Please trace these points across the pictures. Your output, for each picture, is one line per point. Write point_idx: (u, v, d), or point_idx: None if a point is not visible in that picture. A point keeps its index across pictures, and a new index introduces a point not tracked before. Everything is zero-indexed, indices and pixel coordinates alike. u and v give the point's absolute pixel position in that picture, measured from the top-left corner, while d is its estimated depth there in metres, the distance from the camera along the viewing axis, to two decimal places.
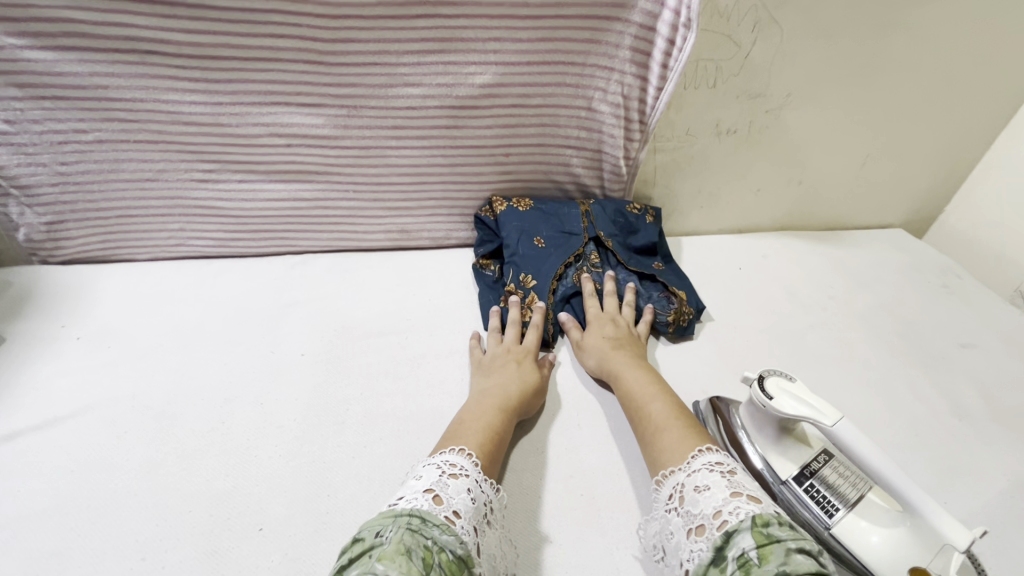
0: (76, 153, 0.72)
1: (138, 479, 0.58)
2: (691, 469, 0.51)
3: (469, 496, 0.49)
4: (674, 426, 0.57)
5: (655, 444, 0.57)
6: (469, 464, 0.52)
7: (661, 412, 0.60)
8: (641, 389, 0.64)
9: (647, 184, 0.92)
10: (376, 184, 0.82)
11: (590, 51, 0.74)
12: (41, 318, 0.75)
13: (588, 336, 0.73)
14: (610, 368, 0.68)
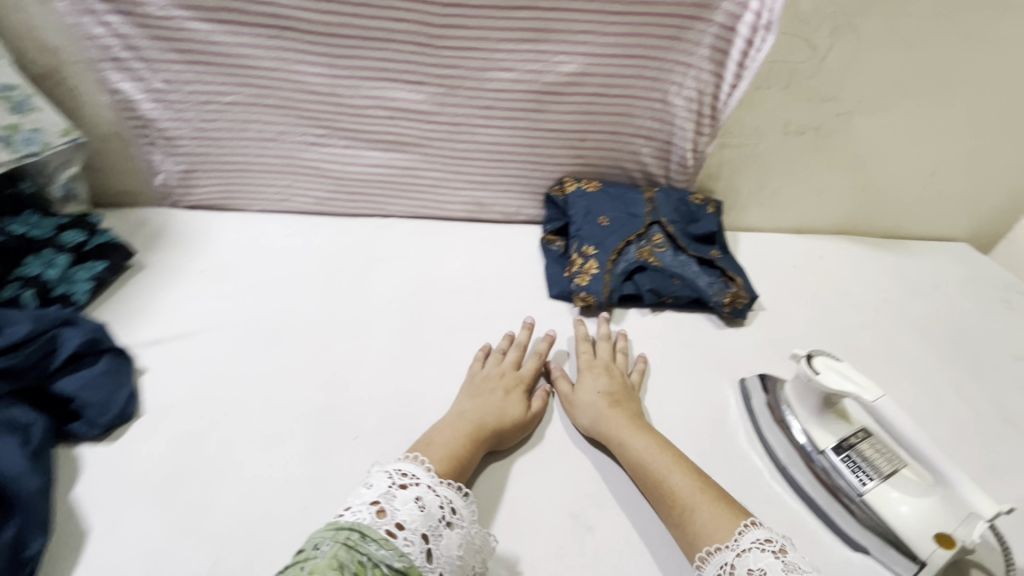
0: (215, 112, 0.84)
1: (250, 390, 0.68)
2: (740, 548, 0.50)
3: (415, 506, 0.50)
4: (705, 501, 0.55)
5: (690, 520, 0.55)
6: (422, 474, 0.53)
7: (685, 486, 0.57)
8: (654, 459, 0.61)
9: (711, 178, 0.97)
10: (461, 159, 0.91)
11: (671, 47, 0.79)
12: (173, 252, 0.87)
13: (581, 390, 0.69)
14: (611, 429, 0.64)
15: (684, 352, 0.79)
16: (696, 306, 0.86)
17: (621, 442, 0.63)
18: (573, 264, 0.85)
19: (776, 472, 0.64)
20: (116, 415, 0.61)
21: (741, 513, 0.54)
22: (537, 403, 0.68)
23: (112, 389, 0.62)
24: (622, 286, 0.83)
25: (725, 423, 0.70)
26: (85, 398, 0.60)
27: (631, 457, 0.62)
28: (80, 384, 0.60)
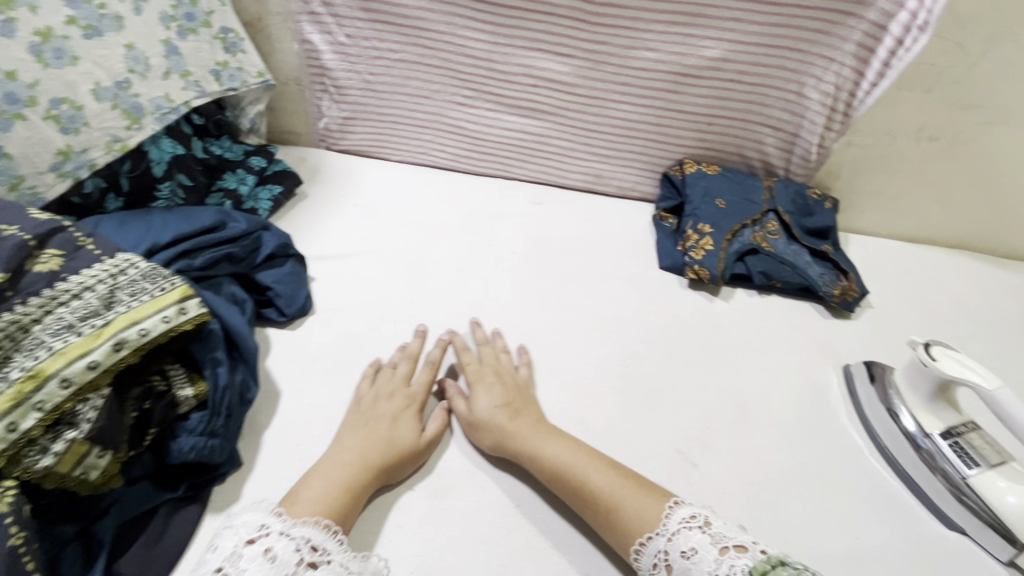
0: (383, 67, 0.95)
1: (391, 311, 0.78)
2: (671, 534, 0.53)
3: (266, 559, 0.47)
4: (628, 492, 0.57)
5: (617, 519, 0.56)
6: (273, 520, 0.51)
7: (606, 482, 0.59)
8: (569, 462, 0.61)
9: (831, 176, 0.98)
10: (591, 131, 0.98)
11: (817, 40, 0.82)
12: (329, 187, 1.00)
13: (478, 407, 0.66)
14: (517, 442, 0.63)
15: (790, 334, 0.82)
16: (803, 294, 0.88)
17: (534, 453, 0.62)
18: (688, 240, 0.89)
19: (875, 450, 0.68)
20: (296, 309, 0.73)
21: (661, 494, 0.57)
22: (430, 427, 0.65)
23: (294, 287, 0.74)
24: (733, 266, 0.87)
25: (827, 402, 0.73)
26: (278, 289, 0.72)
27: (543, 465, 0.61)
28: (275, 277, 0.73)
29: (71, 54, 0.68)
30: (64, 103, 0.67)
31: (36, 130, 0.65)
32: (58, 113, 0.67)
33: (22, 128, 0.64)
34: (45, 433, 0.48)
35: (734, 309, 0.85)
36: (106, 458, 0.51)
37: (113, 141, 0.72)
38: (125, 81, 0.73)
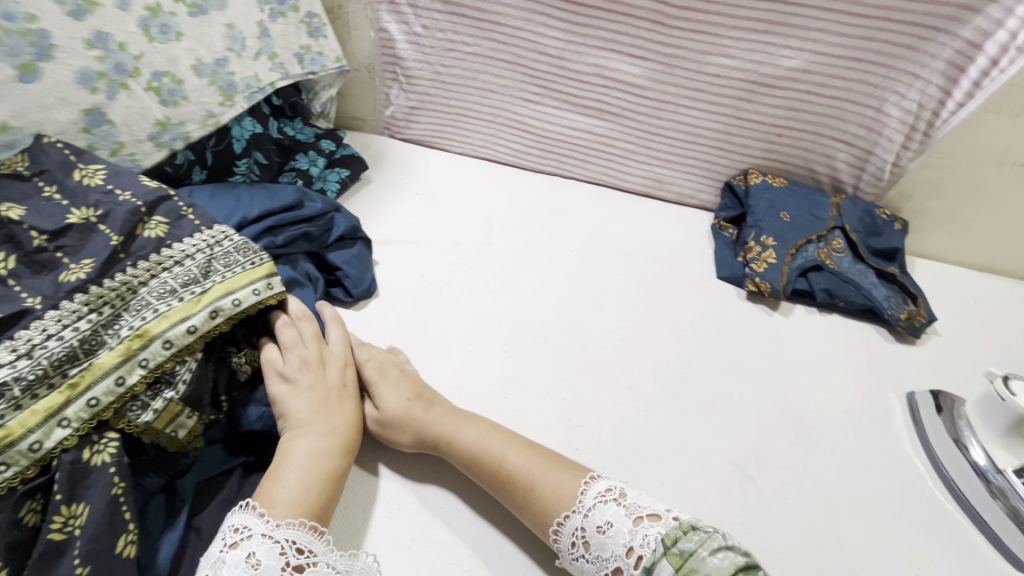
0: (456, 59, 0.96)
1: (450, 300, 0.80)
2: (586, 509, 0.53)
3: (246, 566, 0.46)
4: (545, 472, 0.57)
5: (536, 499, 0.56)
6: (253, 523, 0.49)
7: (522, 462, 0.58)
8: (484, 447, 0.60)
9: (902, 196, 0.94)
10: (655, 135, 0.97)
11: (904, 56, 0.80)
12: (391, 174, 1.01)
13: (386, 395, 0.63)
14: (432, 434, 0.61)
15: (852, 356, 0.80)
16: (865, 316, 0.86)
17: (452, 440, 0.61)
18: (750, 252, 0.88)
19: (938, 479, 0.67)
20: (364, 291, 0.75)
21: (579, 469, 0.57)
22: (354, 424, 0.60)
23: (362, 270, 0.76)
24: (795, 282, 0.85)
25: (890, 429, 0.71)
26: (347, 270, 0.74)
27: (459, 451, 0.60)
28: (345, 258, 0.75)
29: (177, 30, 0.73)
30: (165, 76, 0.72)
31: (138, 100, 0.69)
32: (159, 86, 0.72)
33: (126, 97, 0.68)
34: (146, 389, 0.52)
35: (793, 325, 0.83)
36: (192, 419, 0.54)
37: (207, 116, 0.77)
38: (223, 59, 0.78)
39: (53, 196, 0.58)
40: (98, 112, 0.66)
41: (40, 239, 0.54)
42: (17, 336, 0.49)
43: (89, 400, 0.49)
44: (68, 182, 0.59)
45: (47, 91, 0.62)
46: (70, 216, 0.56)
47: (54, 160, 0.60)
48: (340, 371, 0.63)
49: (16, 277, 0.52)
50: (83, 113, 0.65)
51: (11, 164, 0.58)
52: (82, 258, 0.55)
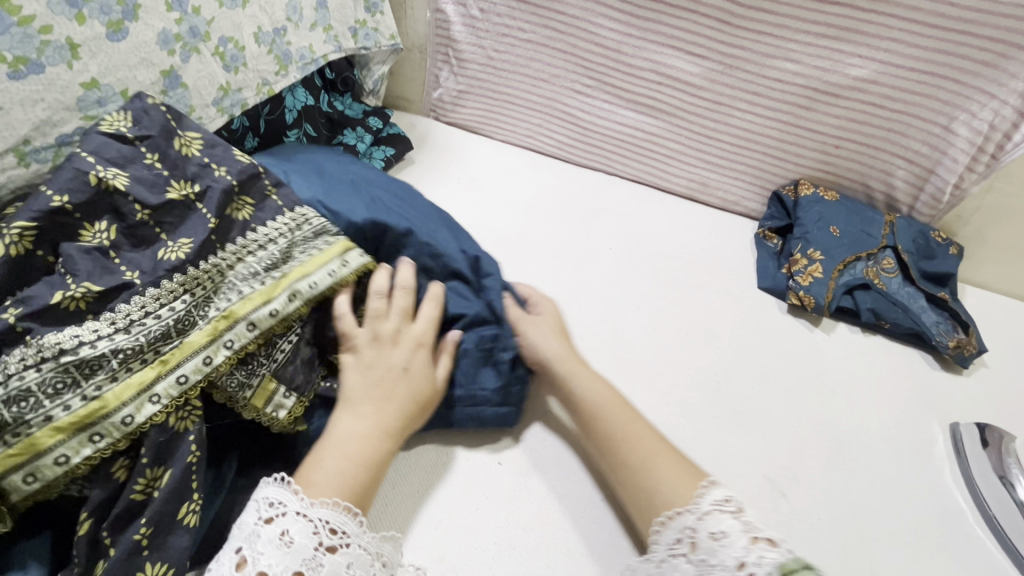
0: (509, 45, 0.96)
1: None
2: (702, 511, 0.51)
3: (281, 543, 0.47)
4: (665, 452, 0.57)
5: (649, 469, 0.56)
6: (289, 500, 0.50)
7: (647, 436, 0.59)
8: (614, 407, 0.62)
9: (959, 221, 0.89)
10: (706, 137, 0.95)
11: (980, 73, 0.76)
12: (433, 156, 1.01)
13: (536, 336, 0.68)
14: (568, 375, 0.65)
15: (894, 380, 0.77)
16: (912, 340, 0.83)
17: (584, 385, 0.64)
18: (795, 265, 0.85)
19: (979, 516, 0.64)
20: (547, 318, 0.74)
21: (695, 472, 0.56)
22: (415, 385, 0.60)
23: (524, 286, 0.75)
24: (839, 299, 0.83)
25: (931, 458, 0.69)
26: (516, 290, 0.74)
27: (583, 408, 0.63)
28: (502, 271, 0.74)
29: None
30: (230, 42, 0.73)
31: (207, 64, 0.70)
32: (224, 51, 0.72)
33: (197, 61, 0.69)
34: (238, 366, 0.54)
35: (834, 343, 0.81)
36: (291, 399, 0.57)
37: (262, 85, 0.78)
38: (281, 29, 0.80)
39: (151, 163, 0.57)
40: (175, 74, 0.67)
41: (142, 214, 0.55)
42: (117, 310, 0.51)
43: (177, 378, 0.51)
44: (168, 153, 0.58)
45: (132, 50, 0.63)
46: (168, 192, 0.56)
47: (157, 125, 0.59)
48: (410, 353, 0.61)
49: (118, 247, 0.54)
50: (163, 75, 0.66)
51: (114, 124, 0.57)
52: (178, 238, 0.55)
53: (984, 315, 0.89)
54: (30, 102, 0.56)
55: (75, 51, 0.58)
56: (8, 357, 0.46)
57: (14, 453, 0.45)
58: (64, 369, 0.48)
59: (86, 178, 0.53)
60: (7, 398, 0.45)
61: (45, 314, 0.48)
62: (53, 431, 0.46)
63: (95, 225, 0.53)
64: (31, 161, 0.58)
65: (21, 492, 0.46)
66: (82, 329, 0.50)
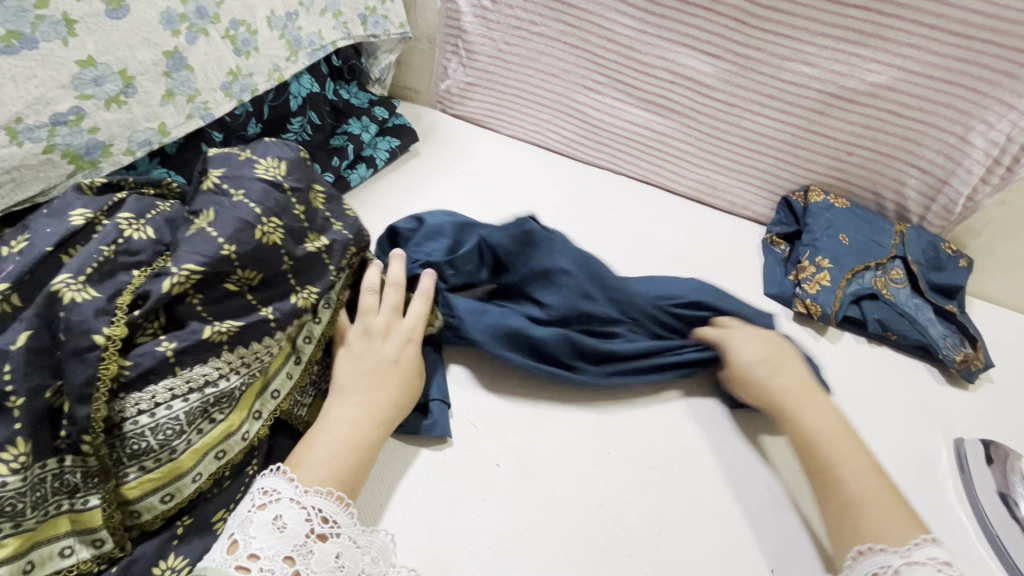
0: (520, 38, 0.94)
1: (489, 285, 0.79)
2: (909, 556, 0.49)
3: (273, 529, 0.47)
4: (877, 494, 0.55)
5: (856, 513, 0.54)
6: (283, 486, 0.50)
7: (856, 479, 0.56)
8: (824, 436, 0.60)
9: (970, 232, 0.87)
10: (716, 139, 0.93)
11: (999, 83, 0.74)
12: (438, 148, 0.99)
13: (747, 359, 0.67)
14: (779, 403, 0.64)
15: (897, 393, 0.76)
16: (918, 353, 0.81)
17: (792, 416, 0.62)
18: (802, 273, 0.84)
19: (981, 535, 0.63)
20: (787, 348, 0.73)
21: (918, 524, 0.53)
22: (406, 377, 0.61)
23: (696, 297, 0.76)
24: (846, 308, 0.81)
25: (934, 473, 0.68)
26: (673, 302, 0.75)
27: (800, 431, 0.61)
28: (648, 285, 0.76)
29: None
30: (241, 25, 0.72)
31: (214, 47, 0.69)
32: (235, 35, 0.72)
33: (205, 43, 0.68)
34: (297, 390, 0.61)
35: (839, 353, 0.80)
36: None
37: (274, 70, 0.77)
38: (294, 14, 0.79)
39: (302, 214, 0.61)
40: (179, 56, 0.66)
41: (286, 262, 0.59)
42: (248, 345, 0.56)
43: (271, 393, 0.59)
44: (310, 206, 0.62)
45: (132, 28, 0.61)
46: (308, 245, 0.61)
47: (306, 177, 0.63)
48: (399, 346, 0.62)
49: (254, 290, 0.57)
50: (165, 55, 0.65)
51: (272, 173, 0.60)
52: (305, 283, 0.60)
53: (991, 329, 0.87)
54: (22, 79, 0.55)
55: (71, 28, 0.57)
56: (156, 387, 0.50)
57: (153, 477, 0.50)
58: (204, 400, 0.52)
59: (251, 230, 0.56)
60: (153, 426, 0.50)
61: (194, 348, 0.53)
62: (191, 456, 0.52)
63: (246, 274, 0.56)
64: (24, 139, 0.56)
65: (154, 511, 0.51)
66: (217, 361, 0.54)
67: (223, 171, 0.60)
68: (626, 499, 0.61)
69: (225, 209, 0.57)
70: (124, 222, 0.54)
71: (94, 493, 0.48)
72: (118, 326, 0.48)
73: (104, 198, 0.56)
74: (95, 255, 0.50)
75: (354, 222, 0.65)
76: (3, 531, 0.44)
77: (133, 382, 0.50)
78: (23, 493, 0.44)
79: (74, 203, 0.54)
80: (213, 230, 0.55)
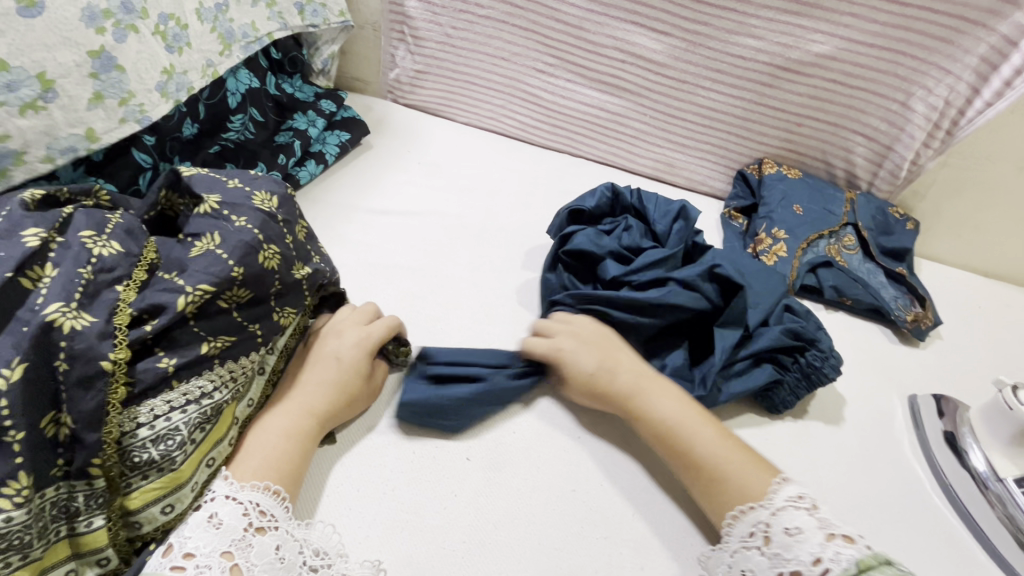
0: (468, 22, 0.92)
1: (449, 278, 0.78)
2: (776, 507, 0.53)
3: (208, 526, 0.48)
4: (732, 456, 0.58)
5: (721, 488, 0.56)
6: (218, 486, 0.51)
7: (710, 452, 0.58)
8: (682, 422, 0.60)
9: (915, 195, 0.90)
10: (670, 117, 0.93)
11: (938, 48, 0.76)
12: (391, 139, 0.96)
13: (569, 353, 0.65)
14: (633, 404, 0.62)
15: (853, 356, 0.79)
16: (871, 315, 0.84)
17: (642, 412, 0.62)
18: (760, 245, 0.85)
19: (937, 485, 0.66)
20: (775, 303, 0.72)
21: (768, 470, 0.57)
22: (350, 372, 0.61)
23: (641, 246, 0.76)
24: (804, 278, 0.83)
25: (891, 430, 0.71)
26: (641, 261, 0.72)
27: (655, 423, 0.61)
28: (591, 242, 0.74)
29: None
30: (172, 19, 0.68)
31: (146, 45, 0.65)
32: (166, 30, 0.68)
33: (135, 41, 0.64)
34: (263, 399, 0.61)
35: None
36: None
37: (207, 66, 0.73)
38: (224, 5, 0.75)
39: (293, 245, 0.58)
40: (107, 56, 0.61)
41: (276, 285, 0.56)
42: (237, 360, 0.54)
43: (248, 401, 0.58)
44: (298, 236, 0.60)
45: (50, 28, 0.57)
46: (296, 273, 0.58)
47: (295, 214, 0.60)
48: (347, 345, 0.63)
49: (241, 307, 0.54)
50: (90, 56, 0.60)
51: (269, 206, 0.57)
52: (285, 305, 0.58)
53: (938, 287, 0.91)
54: None
55: None
56: (154, 401, 0.49)
57: (157, 486, 0.49)
58: (203, 412, 0.51)
59: (256, 254, 0.54)
60: (155, 438, 0.49)
61: (191, 363, 0.51)
62: (192, 465, 0.51)
63: (236, 293, 0.53)
64: None
65: (156, 522, 0.50)
66: (211, 374, 0.53)
67: (219, 198, 0.56)
68: (599, 482, 0.62)
69: (230, 233, 0.53)
70: (86, 239, 0.49)
71: (98, 515, 0.47)
72: (123, 349, 0.46)
73: (53, 215, 0.49)
74: (75, 279, 0.46)
75: (328, 260, 0.65)
76: (11, 564, 0.42)
77: (136, 397, 0.48)
78: (28, 526, 0.42)
79: (24, 223, 0.48)
80: (222, 251, 0.52)
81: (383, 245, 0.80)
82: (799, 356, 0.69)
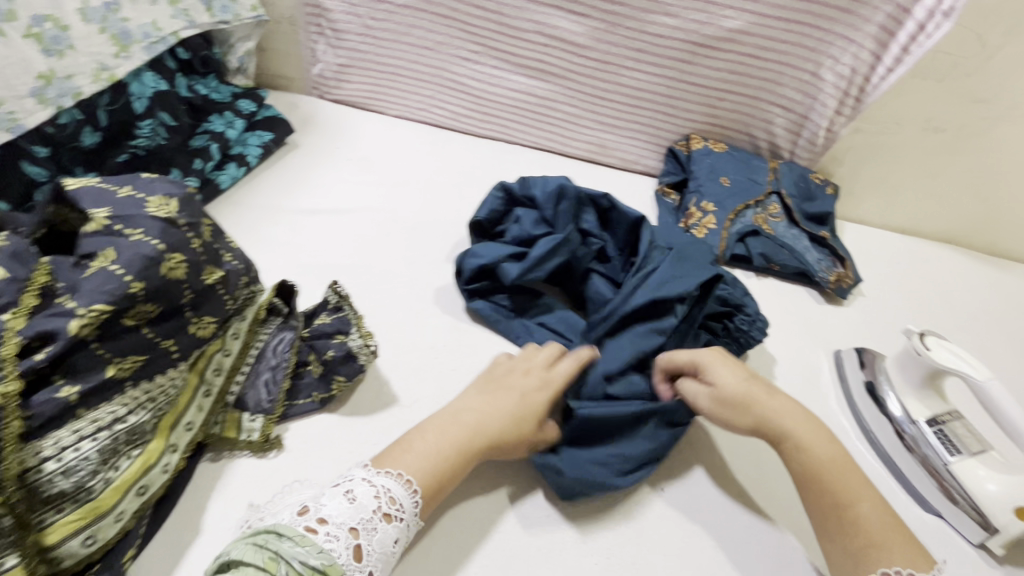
0: (387, 12, 0.90)
1: (387, 274, 0.77)
2: None
3: (344, 500, 0.50)
4: (896, 526, 0.54)
5: (876, 553, 0.52)
6: (356, 470, 0.53)
7: (873, 517, 0.54)
8: (844, 478, 0.56)
9: (835, 161, 0.94)
10: (597, 98, 0.95)
11: (839, 19, 0.80)
12: (318, 137, 0.94)
13: (716, 367, 0.62)
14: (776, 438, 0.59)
15: (782, 318, 0.82)
16: (798, 278, 0.88)
17: (792, 453, 0.58)
18: (692, 219, 0.88)
19: (860, 433, 0.70)
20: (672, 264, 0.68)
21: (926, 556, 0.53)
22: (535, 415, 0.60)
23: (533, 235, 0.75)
24: (734, 248, 0.85)
25: (819, 385, 0.75)
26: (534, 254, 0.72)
27: (811, 461, 0.57)
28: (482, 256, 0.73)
29: None
30: (47, 21, 0.64)
31: (15, 49, 0.61)
32: (41, 32, 0.64)
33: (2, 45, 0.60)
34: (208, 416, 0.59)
35: None
36: (258, 421, 0.60)
37: (100, 70, 0.70)
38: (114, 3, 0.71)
39: (201, 249, 0.55)
40: None
41: (186, 294, 0.54)
42: (150, 380, 0.53)
43: (185, 426, 0.56)
44: (207, 239, 0.56)
45: None
46: (206, 278, 0.55)
47: (200, 216, 0.56)
48: (534, 385, 0.62)
49: (151, 324, 0.52)
50: None
51: (166, 210, 0.54)
52: (202, 316, 0.56)
53: (858, 247, 0.95)
54: None
55: None
56: (59, 433, 0.47)
57: (74, 518, 0.47)
58: (115, 437, 0.50)
59: (157, 266, 0.51)
60: (65, 470, 0.47)
61: (99, 389, 0.49)
62: (113, 494, 0.49)
63: (141, 309, 0.51)
64: None
65: (76, 556, 0.48)
66: (123, 399, 0.51)
67: (109, 213, 0.52)
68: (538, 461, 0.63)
69: (126, 248, 0.50)
70: None
71: (10, 554, 0.44)
72: (11, 381, 0.44)
73: None
74: None
75: (241, 256, 0.61)
76: None
77: (37, 430, 0.46)
78: None
79: None
80: (117, 267, 0.49)
81: (315, 245, 0.79)
82: (728, 321, 0.72)
